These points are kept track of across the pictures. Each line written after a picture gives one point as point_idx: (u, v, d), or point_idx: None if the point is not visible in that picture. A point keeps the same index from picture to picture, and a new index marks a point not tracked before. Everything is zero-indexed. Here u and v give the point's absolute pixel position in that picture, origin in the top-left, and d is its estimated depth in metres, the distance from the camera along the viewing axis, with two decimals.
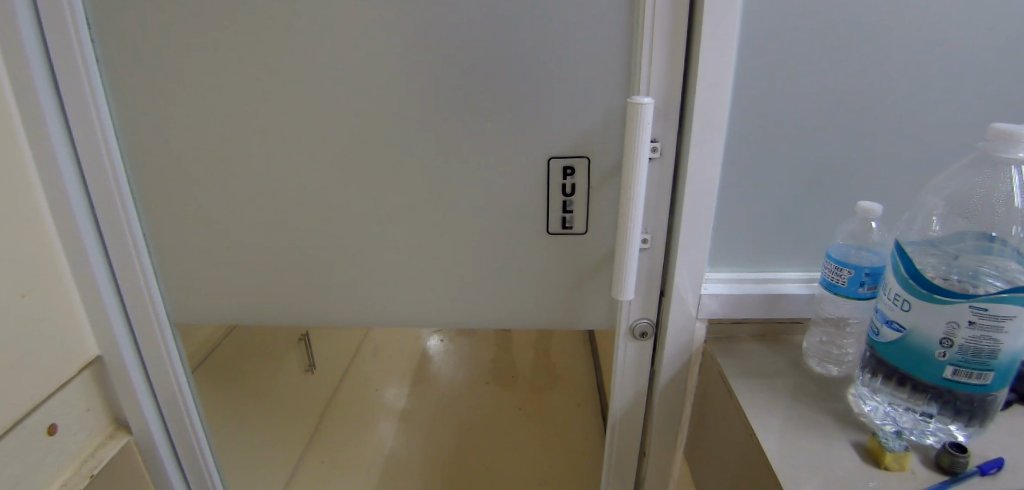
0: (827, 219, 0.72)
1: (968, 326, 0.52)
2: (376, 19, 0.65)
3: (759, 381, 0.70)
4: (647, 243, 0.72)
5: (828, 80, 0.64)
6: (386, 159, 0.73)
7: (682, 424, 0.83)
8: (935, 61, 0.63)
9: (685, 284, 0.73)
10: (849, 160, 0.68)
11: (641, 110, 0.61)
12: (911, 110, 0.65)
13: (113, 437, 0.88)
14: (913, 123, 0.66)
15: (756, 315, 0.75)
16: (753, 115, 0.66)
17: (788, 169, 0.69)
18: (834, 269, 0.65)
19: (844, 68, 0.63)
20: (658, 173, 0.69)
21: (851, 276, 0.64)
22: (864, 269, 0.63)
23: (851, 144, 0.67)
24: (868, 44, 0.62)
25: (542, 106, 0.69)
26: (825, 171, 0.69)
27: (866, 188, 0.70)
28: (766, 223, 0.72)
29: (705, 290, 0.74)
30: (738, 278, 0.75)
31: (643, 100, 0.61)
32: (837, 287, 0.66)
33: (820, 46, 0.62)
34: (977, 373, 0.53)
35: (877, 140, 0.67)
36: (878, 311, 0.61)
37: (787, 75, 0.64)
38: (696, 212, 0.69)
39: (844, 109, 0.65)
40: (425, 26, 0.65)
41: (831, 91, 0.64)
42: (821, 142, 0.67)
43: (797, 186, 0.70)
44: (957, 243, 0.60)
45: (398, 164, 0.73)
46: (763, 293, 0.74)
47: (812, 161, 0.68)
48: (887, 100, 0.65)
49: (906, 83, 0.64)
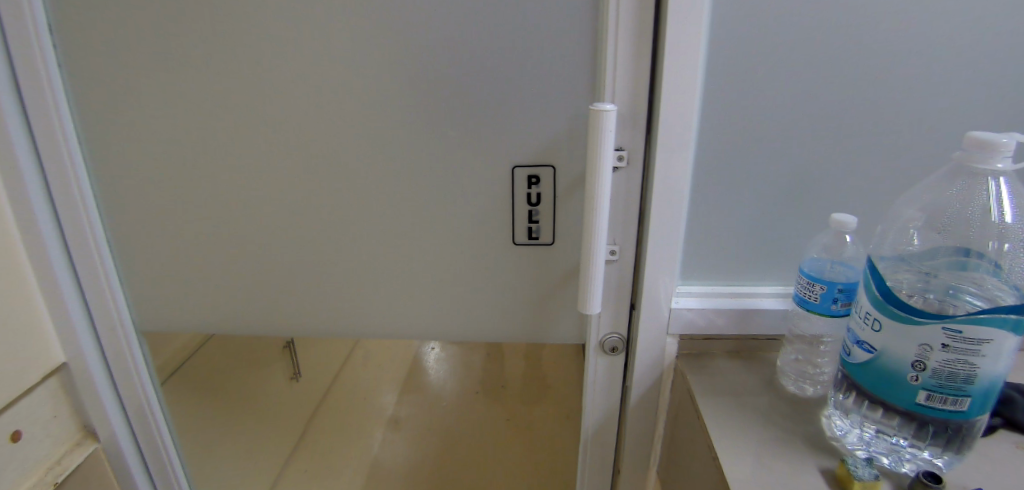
0: (801, 230, 0.68)
1: (942, 349, 0.49)
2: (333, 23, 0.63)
3: (729, 400, 0.67)
4: (615, 255, 0.70)
5: (801, 84, 0.61)
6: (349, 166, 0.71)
7: (655, 443, 0.80)
8: (912, 68, 0.60)
9: (655, 297, 0.70)
10: (823, 170, 0.65)
11: (604, 118, 0.59)
12: (891, 118, 0.62)
13: (81, 444, 0.86)
14: (894, 131, 0.63)
15: (729, 331, 0.72)
16: (721, 123, 0.63)
17: (762, 179, 0.66)
18: (806, 284, 0.62)
19: (819, 72, 0.60)
20: (624, 183, 0.66)
21: (824, 292, 0.60)
22: (837, 284, 0.60)
23: (826, 154, 0.64)
24: (845, 48, 0.59)
25: (504, 112, 0.67)
26: (800, 181, 0.66)
27: (841, 201, 0.67)
28: (739, 235, 0.69)
29: (676, 304, 0.71)
30: (711, 291, 0.72)
31: (605, 106, 0.59)
32: (809, 304, 0.62)
33: (793, 51, 0.59)
34: (952, 398, 0.50)
35: (854, 150, 0.64)
36: (850, 331, 0.58)
37: (757, 81, 0.61)
38: (664, 223, 0.66)
39: (818, 117, 0.62)
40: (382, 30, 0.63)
41: (805, 97, 0.61)
42: (795, 149, 0.64)
43: (770, 197, 0.67)
44: (932, 259, 0.57)
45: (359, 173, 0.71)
46: (737, 307, 0.70)
47: (787, 169, 0.65)
48: (865, 107, 0.62)
49: (884, 90, 0.61)
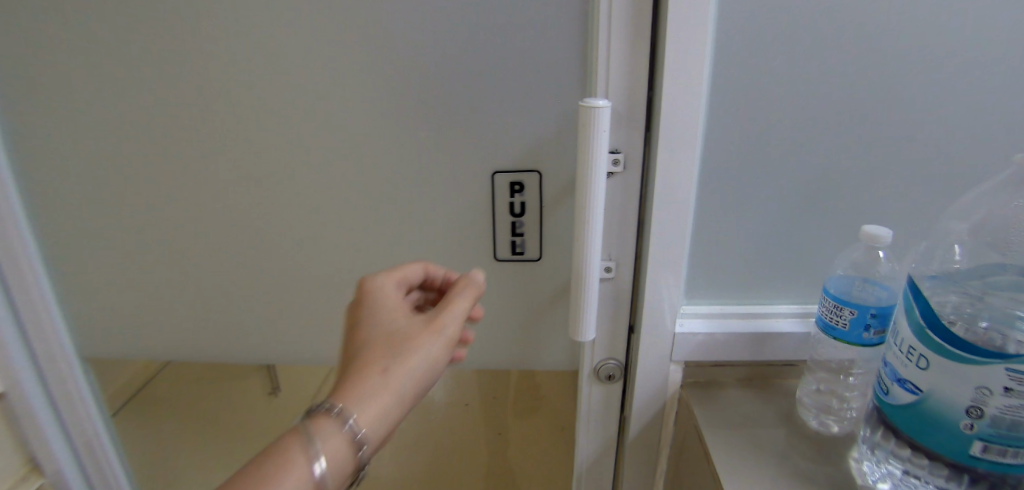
0: (823, 244, 0.60)
1: (1003, 393, 0.41)
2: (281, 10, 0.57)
3: (742, 438, 0.58)
4: (610, 272, 0.61)
5: (825, 76, 0.52)
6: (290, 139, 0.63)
7: (657, 479, 0.71)
8: (956, 56, 0.51)
9: (656, 321, 0.61)
10: (850, 175, 0.56)
11: (596, 115, 0.50)
12: (929, 116, 0.54)
13: (25, 480, 0.74)
14: (932, 130, 0.54)
15: (741, 358, 0.63)
16: (731, 123, 0.54)
17: (779, 186, 0.57)
18: (833, 308, 0.53)
19: (846, 62, 0.51)
20: (620, 192, 0.58)
21: (854, 318, 0.52)
22: (870, 309, 0.51)
23: (853, 157, 0.56)
24: (876, 36, 0.50)
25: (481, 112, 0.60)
26: (823, 188, 0.57)
27: (870, 210, 0.58)
28: (752, 250, 0.61)
29: (680, 328, 0.62)
30: (720, 312, 0.63)
31: (597, 103, 0.50)
32: (836, 331, 0.53)
33: (815, 40, 0.51)
34: (1012, 451, 0.42)
35: (885, 153, 0.55)
36: (887, 365, 0.49)
37: (773, 75, 0.52)
38: (666, 237, 0.57)
39: (844, 114, 0.54)
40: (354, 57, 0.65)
41: (830, 92, 0.53)
42: (818, 152, 0.55)
43: (789, 206, 0.58)
44: (984, 278, 0.48)
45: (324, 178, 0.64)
46: (750, 330, 0.62)
47: (808, 174, 0.56)
48: (899, 103, 0.53)
49: (920, 82, 0.52)
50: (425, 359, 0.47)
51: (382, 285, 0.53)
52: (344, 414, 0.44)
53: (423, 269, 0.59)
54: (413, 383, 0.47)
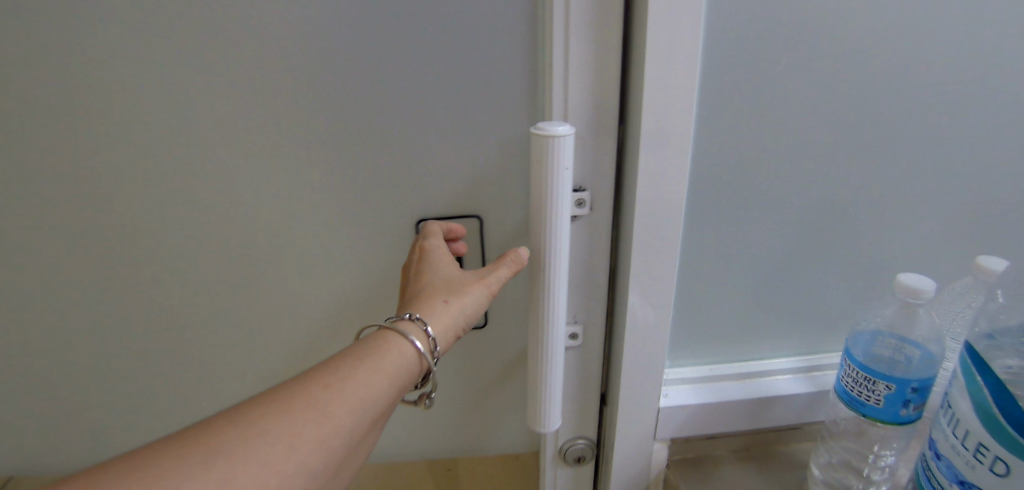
0: (830, 291, 0.49)
1: None
2: (128, 38, 0.42)
3: None
4: (577, 338, 0.48)
5: (835, 91, 0.41)
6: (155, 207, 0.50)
7: None
8: (987, 65, 0.41)
9: (636, 395, 0.49)
10: (863, 210, 0.46)
11: (555, 146, 0.36)
12: (953, 138, 0.44)
13: None
14: (956, 154, 0.44)
15: (737, 428, 0.51)
16: (725, 152, 0.42)
17: (780, 226, 0.45)
18: (862, 379, 0.42)
19: (861, 73, 0.40)
20: (586, 241, 0.45)
21: (893, 394, 0.41)
22: (911, 382, 0.40)
23: (865, 188, 0.45)
24: (895, 42, 0.40)
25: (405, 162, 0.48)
26: (832, 226, 0.46)
27: (885, 250, 0.48)
28: (747, 303, 0.49)
29: (665, 400, 0.50)
30: (712, 376, 0.51)
31: (557, 128, 0.36)
32: (866, 408, 0.42)
33: (832, 42, 0.39)
34: None
35: (903, 181, 0.45)
36: (942, 460, 0.39)
37: (780, 88, 0.40)
38: (648, 296, 0.45)
39: (857, 137, 0.43)
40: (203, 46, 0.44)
41: (841, 111, 0.42)
42: (825, 183, 0.44)
43: (792, 250, 0.47)
44: None
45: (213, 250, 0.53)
46: (746, 394, 0.50)
47: (814, 211, 0.45)
48: (923, 121, 0.43)
49: (951, 94, 0.42)
50: (478, 304, 0.41)
51: (439, 244, 0.45)
52: (425, 323, 0.38)
53: (444, 231, 0.47)
54: (467, 320, 0.41)
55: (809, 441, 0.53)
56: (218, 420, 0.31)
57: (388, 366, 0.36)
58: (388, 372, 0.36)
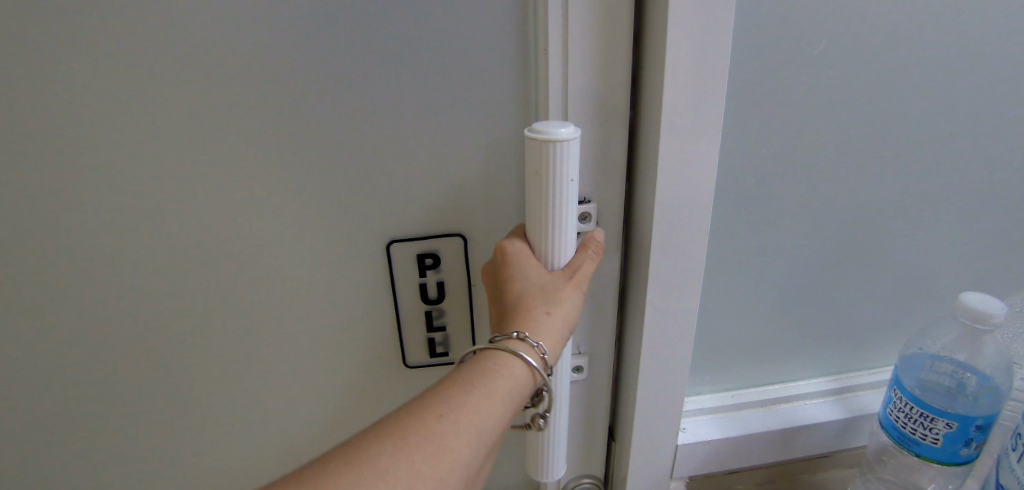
0: (866, 308, 0.43)
1: None
2: None
3: None
4: (581, 369, 0.41)
5: (884, 81, 0.34)
6: (29, 265, 0.35)
7: None
8: None
9: (652, 434, 0.42)
10: (908, 218, 0.39)
11: (555, 151, 0.29)
12: (1012, 132, 0.37)
13: None
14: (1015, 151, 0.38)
15: (761, 459, 0.45)
16: (756, 154, 0.35)
17: (817, 238, 0.39)
18: (915, 415, 0.36)
19: (914, 60, 0.34)
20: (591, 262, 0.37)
21: (954, 433, 0.35)
22: (975, 419, 0.34)
23: (913, 193, 0.38)
24: (956, 22, 0.33)
25: (379, 183, 0.36)
26: (874, 238, 0.40)
27: (929, 262, 0.41)
28: (776, 327, 0.42)
29: (684, 436, 0.43)
30: (732, 402, 0.45)
31: (557, 129, 0.29)
32: (919, 447, 0.36)
33: (889, 19, 0.32)
34: None
35: (958, 184, 0.39)
36: None
37: (824, 76, 0.33)
38: (666, 324, 0.38)
39: (906, 136, 0.36)
40: (70, 33, 0.30)
41: (889, 104, 0.35)
42: (868, 189, 0.37)
43: (828, 267, 0.40)
44: None
45: (123, 320, 0.38)
46: (772, 423, 0.44)
47: (855, 221, 0.38)
48: (985, 113, 0.36)
49: (1018, 80, 0.35)
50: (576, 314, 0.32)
51: (524, 248, 0.33)
52: (538, 340, 0.30)
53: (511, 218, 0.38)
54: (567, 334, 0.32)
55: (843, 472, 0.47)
56: (321, 467, 0.24)
57: (503, 391, 0.28)
58: (503, 397, 0.28)
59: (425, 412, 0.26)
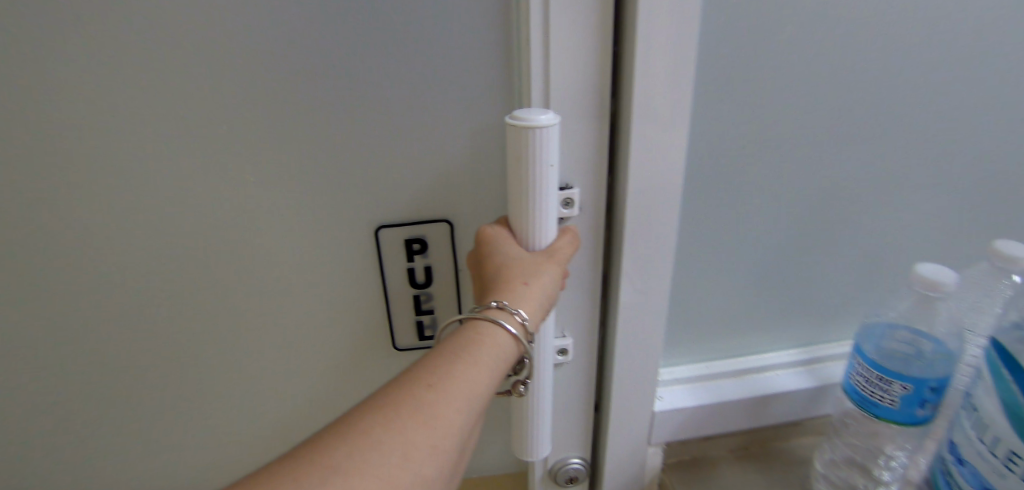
0: (833, 284, 0.46)
1: None
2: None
3: None
4: (566, 355, 0.43)
5: (845, 70, 0.36)
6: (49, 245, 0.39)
7: None
8: (1003, 38, 0.37)
9: (631, 403, 0.45)
10: (869, 199, 0.42)
11: (535, 138, 0.30)
12: (967, 117, 0.40)
13: None
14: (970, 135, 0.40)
15: (735, 427, 0.48)
16: (726, 138, 0.37)
17: (785, 218, 0.41)
18: (876, 380, 0.38)
19: (871, 51, 0.36)
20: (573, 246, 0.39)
21: (909, 394, 0.37)
22: (929, 382, 0.37)
23: (874, 176, 0.41)
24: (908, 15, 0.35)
25: (367, 163, 0.38)
26: (838, 218, 0.42)
27: (891, 240, 0.44)
28: (748, 303, 0.45)
29: (660, 404, 0.46)
30: (708, 372, 0.47)
31: (536, 116, 0.30)
32: (879, 409, 0.39)
33: (848, 14, 0.34)
34: None
35: (915, 167, 0.41)
36: (967, 465, 0.36)
37: (790, 61, 0.35)
38: (643, 298, 0.40)
39: (865, 121, 0.39)
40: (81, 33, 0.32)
41: (850, 92, 0.37)
42: (832, 173, 0.40)
43: (796, 245, 0.43)
44: None
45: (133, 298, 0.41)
46: (745, 393, 0.47)
47: (821, 203, 0.41)
48: (939, 100, 0.39)
49: (972, 64, 0.38)
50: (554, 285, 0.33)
51: (501, 230, 0.35)
52: (517, 307, 0.31)
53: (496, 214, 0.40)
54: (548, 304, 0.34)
55: (812, 436, 0.50)
56: (321, 433, 0.26)
57: (487, 358, 0.30)
58: (488, 364, 0.30)
59: (413, 381, 0.28)
